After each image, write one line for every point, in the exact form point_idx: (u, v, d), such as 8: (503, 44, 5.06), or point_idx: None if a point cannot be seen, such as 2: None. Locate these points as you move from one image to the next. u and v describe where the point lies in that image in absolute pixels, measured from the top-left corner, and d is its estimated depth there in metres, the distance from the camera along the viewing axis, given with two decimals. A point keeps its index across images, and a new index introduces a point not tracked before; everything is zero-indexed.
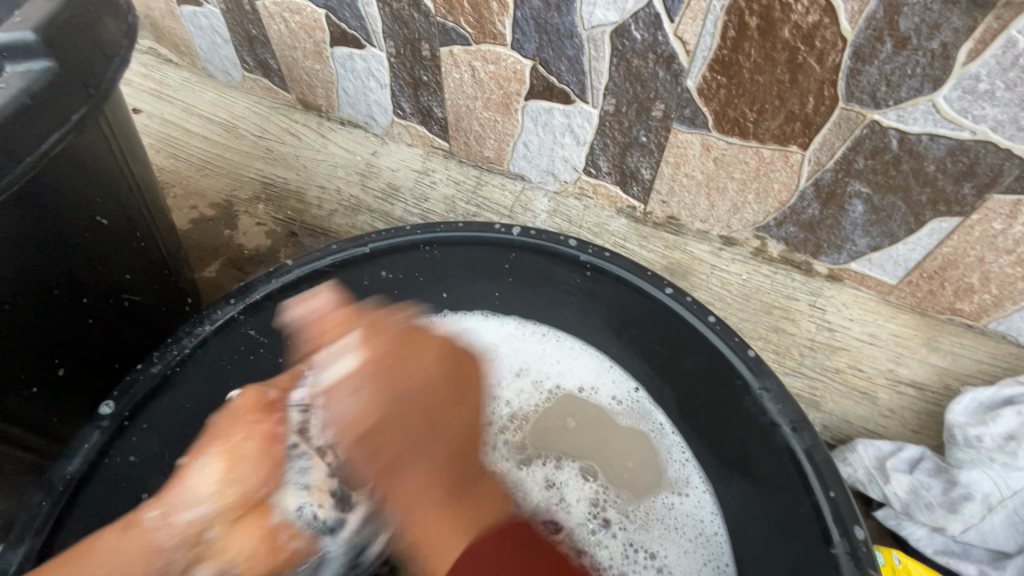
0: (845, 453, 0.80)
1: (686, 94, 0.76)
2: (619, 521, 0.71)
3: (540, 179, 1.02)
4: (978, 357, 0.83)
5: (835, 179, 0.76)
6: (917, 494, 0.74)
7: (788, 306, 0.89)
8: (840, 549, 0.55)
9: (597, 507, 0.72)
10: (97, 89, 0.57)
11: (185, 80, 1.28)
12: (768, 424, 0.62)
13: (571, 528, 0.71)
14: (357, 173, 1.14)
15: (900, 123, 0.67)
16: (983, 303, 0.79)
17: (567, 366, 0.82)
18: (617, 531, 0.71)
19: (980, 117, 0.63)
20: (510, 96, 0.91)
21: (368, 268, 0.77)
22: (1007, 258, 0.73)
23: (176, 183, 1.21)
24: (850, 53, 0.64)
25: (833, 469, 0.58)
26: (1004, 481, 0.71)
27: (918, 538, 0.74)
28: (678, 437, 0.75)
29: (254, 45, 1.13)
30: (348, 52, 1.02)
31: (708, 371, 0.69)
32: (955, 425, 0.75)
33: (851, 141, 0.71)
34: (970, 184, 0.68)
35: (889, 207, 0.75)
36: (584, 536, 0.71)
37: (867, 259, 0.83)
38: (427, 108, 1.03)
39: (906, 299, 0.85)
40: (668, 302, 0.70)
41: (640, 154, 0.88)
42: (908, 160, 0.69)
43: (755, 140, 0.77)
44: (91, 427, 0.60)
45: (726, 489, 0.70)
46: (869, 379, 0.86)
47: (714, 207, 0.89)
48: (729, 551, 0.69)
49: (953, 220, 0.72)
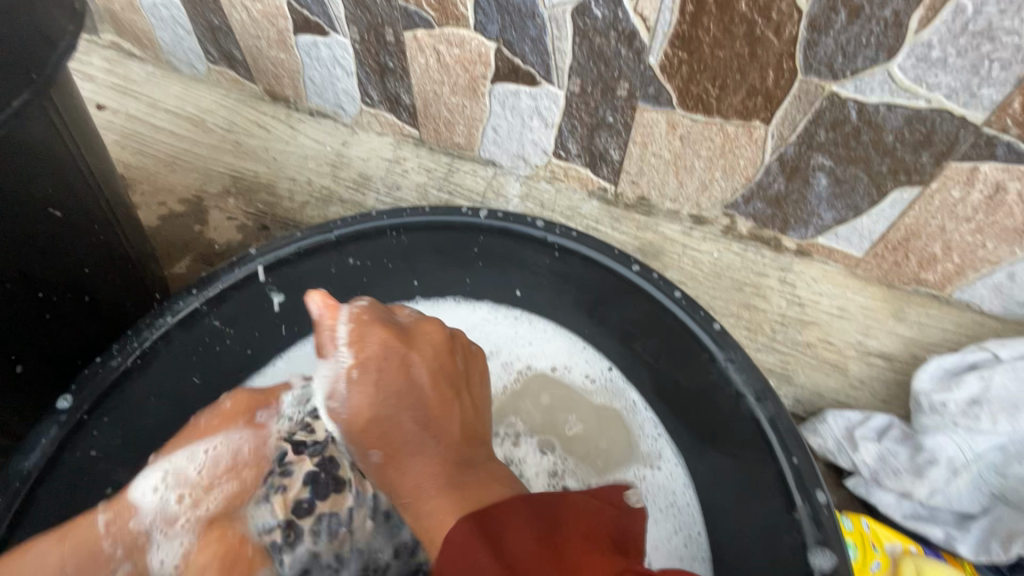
0: (815, 424, 0.80)
1: (649, 71, 0.76)
2: (581, 490, 0.73)
3: (511, 163, 1.01)
4: (944, 326, 0.84)
5: (798, 153, 0.76)
6: (886, 462, 0.75)
7: (759, 283, 0.90)
8: (803, 513, 0.56)
9: (558, 478, 0.74)
10: (40, 75, 0.56)
11: (149, 74, 1.25)
12: (734, 396, 0.63)
13: None
14: (327, 163, 1.13)
15: (858, 94, 0.67)
16: (946, 273, 0.81)
17: (540, 348, 0.82)
18: None
19: (934, 85, 0.63)
20: (476, 80, 0.90)
21: (334, 255, 0.76)
22: (967, 226, 0.74)
23: (145, 179, 1.17)
24: (806, 24, 0.64)
25: (797, 437, 0.59)
26: (968, 444, 0.72)
27: (887, 504, 0.75)
28: (652, 413, 0.76)
29: (217, 35, 1.11)
30: (312, 40, 1.00)
31: (677, 347, 0.69)
32: (921, 392, 0.76)
33: (811, 114, 0.71)
34: (928, 152, 0.69)
35: (852, 179, 0.76)
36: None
37: (834, 233, 0.84)
38: (394, 94, 1.02)
39: (873, 272, 0.86)
40: (635, 280, 0.70)
41: (608, 134, 0.87)
42: (868, 131, 0.70)
43: (719, 116, 0.77)
44: (48, 422, 0.59)
45: (697, 461, 0.71)
46: (839, 352, 0.87)
47: (683, 186, 0.89)
48: (701, 520, 0.70)
49: (913, 190, 0.73)
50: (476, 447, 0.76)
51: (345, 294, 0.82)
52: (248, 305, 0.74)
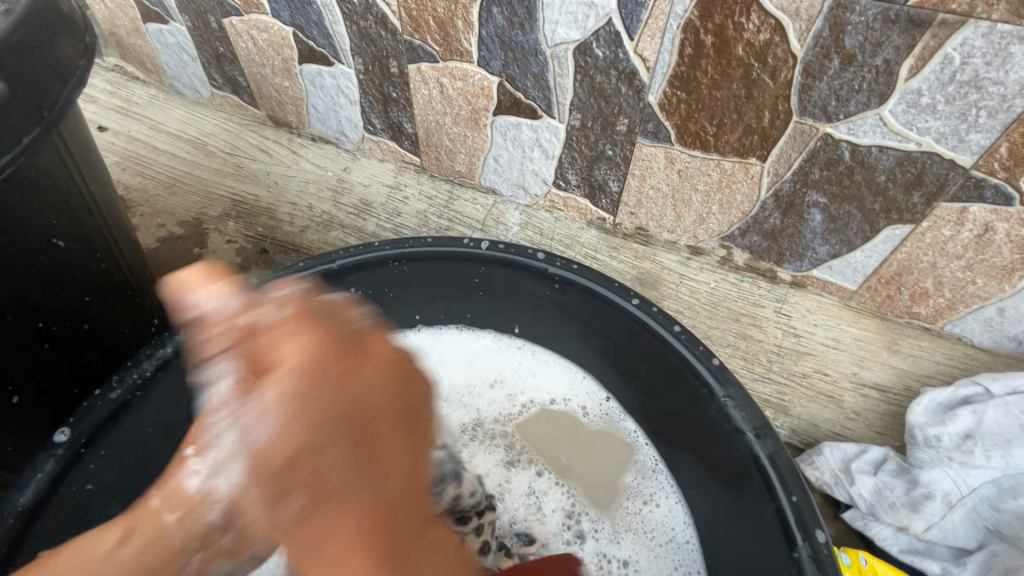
0: (812, 456, 0.82)
1: (648, 108, 0.78)
2: (593, 531, 0.72)
3: (511, 192, 1.03)
4: (936, 359, 0.85)
5: (793, 190, 0.78)
6: (882, 495, 0.76)
7: (755, 314, 0.91)
8: (803, 552, 0.56)
9: (572, 519, 0.73)
10: (50, 112, 0.57)
11: (152, 98, 1.27)
12: (733, 431, 0.64)
13: (544, 538, 0.72)
14: (328, 188, 1.14)
15: (851, 136, 0.69)
16: (938, 307, 0.82)
17: (541, 379, 0.83)
18: (590, 542, 0.72)
19: (924, 130, 0.65)
20: (478, 112, 0.92)
21: (335, 284, 0.76)
22: (957, 263, 0.76)
23: (144, 201, 1.17)
24: (800, 69, 0.66)
25: (795, 474, 0.59)
26: (962, 479, 0.73)
27: (883, 538, 0.76)
28: (652, 450, 0.76)
29: (222, 62, 1.12)
30: (316, 69, 1.02)
31: (676, 378, 0.70)
32: (916, 425, 0.78)
33: (806, 153, 0.73)
34: (919, 193, 0.71)
35: (845, 216, 0.78)
36: (558, 547, 0.71)
37: (828, 266, 0.86)
38: (397, 123, 1.03)
39: (866, 304, 0.88)
40: (635, 313, 0.71)
41: (607, 167, 0.89)
42: (861, 170, 0.72)
43: (716, 153, 0.79)
44: (45, 456, 0.59)
45: (696, 497, 0.71)
46: (835, 383, 0.88)
47: (681, 218, 0.91)
48: (699, 556, 0.70)
49: (905, 228, 0.75)
50: (484, 456, 0.78)
51: None
52: None
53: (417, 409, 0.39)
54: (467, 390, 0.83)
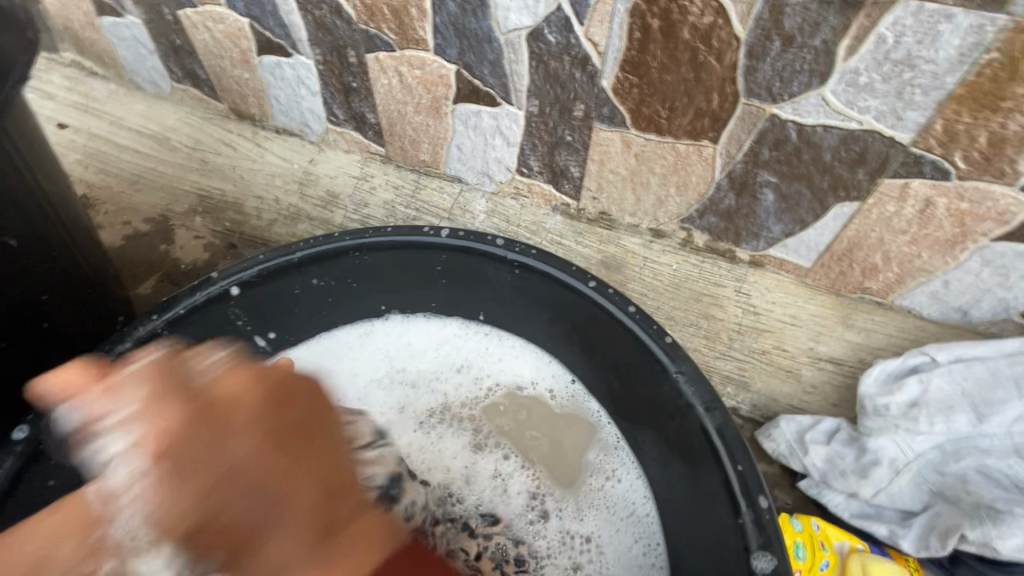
0: (768, 429, 0.84)
1: (602, 93, 0.79)
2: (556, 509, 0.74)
3: (477, 180, 1.04)
4: (888, 331, 0.88)
5: (745, 170, 0.80)
6: (833, 463, 0.79)
7: (715, 293, 0.93)
8: (748, 518, 0.59)
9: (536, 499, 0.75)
10: None
11: (112, 93, 1.24)
12: (685, 405, 0.66)
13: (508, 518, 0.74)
14: (295, 181, 1.13)
15: (796, 116, 0.71)
16: (888, 281, 0.85)
17: (508, 364, 0.84)
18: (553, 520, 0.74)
19: (864, 108, 0.67)
20: (438, 100, 0.92)
21: (298, 275, 0.77)
22: (903, 238, 0.78)
23: (108, 199, 1.15)
24: (745, 51, 0.67)
25: (742, 445, 0.61)
26: (908, 445, 0.76)
27: (836, 504, 0.78)
28: (614, 429, 0.78)
29: (181, 54, 1.11)
30: (275, 61, 1.01)
31: (632, 358, 0.72)
32: (866, 395, 0.80)
33: (756, 134, 0.75)
34: (863, 170, 0.73)
35: (796, 194, 0.80)
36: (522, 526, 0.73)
37: (783, 244, 0.88)
38: (359, 114, 1.03)
39: (821, 281, 0.90)
40: (592, 295, 0.72)
41: (567, 152, 0.90)
42: (808, 150, 0.74)
43: (670, 136, 0.80)
44: (5, 453, 0.60)
45: (656, 472, 0.73)
46: (793, 358, 0.91)
47: (641, 202, 0.93)
48: (659, 530, 0.72)
49: (852, 205, 0.77)
50: (452, 438, 0.80)
51: (310, 314, 0.83)
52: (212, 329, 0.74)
53: (306, 427, 0.41)
54: (434, 377, 0.85)
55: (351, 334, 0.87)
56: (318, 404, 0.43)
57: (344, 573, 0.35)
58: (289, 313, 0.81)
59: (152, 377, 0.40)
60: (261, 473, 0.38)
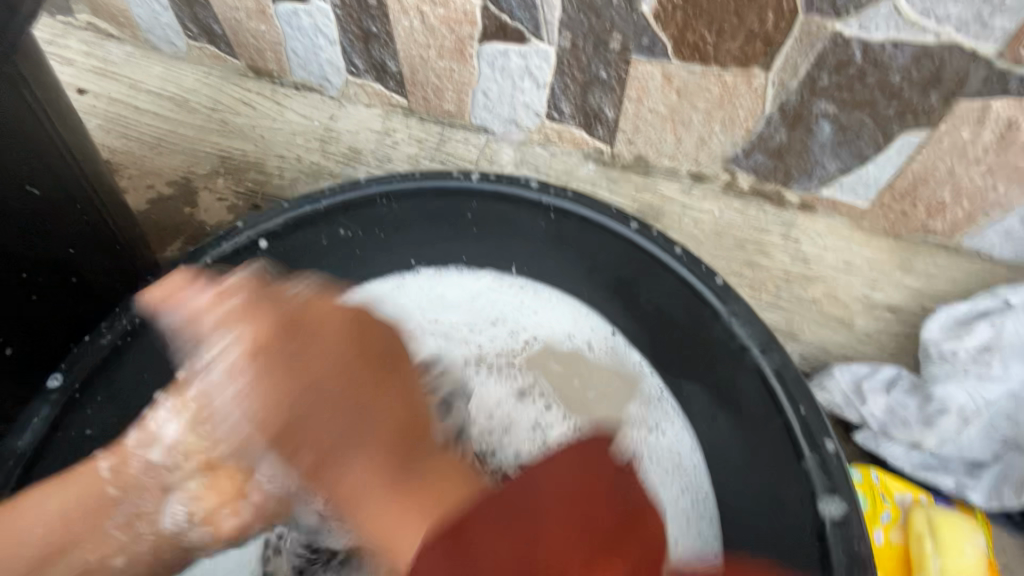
0: (823, 379, 0.79)
1: (642, 20, 0.73)
2: None
3: (504, 129, 0.99)
4: (952, 276, 0.82)
5: (799, 101, 0.73)
6: (895, 414, 0.74)
7: (761, 240, 0.88)
8: (811, 462, 0.60)
9: None
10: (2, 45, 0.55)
11: (128, 55, 1.22)
12: (738, 348, 0.65)
13: None
14: (316, 138, 1.10)
15: (862, 32, 0.64)
16: (955, 220, 0.78)
17: (544, 314, 0.78)
18: None
19: (942, 18, 0.60)
20: (463, 41, 0.87)
21: (325, 225, 0.74)
22: (977, 169, 0.72)
23: (131, 163, 1.14)
24: None
25: (802, 387, 0.62)
26: (978, 392, 0.71)
27: (897, 456, 0.74)
28: (660, 381, 0.72)
29: (195, 8, 1.07)
30: (292, 8, 0.96)
31: (675, 302, 0.69)
32: (931, 341, 0.75)
33: (814, 57, 0.68)
34: (936, 92, 0.66)
35: (856, 125, 0.73)
36: None
37: (838, 184, 0.81)
38: (380, 62, 0.99)
39: (878, 223, 0.84)
40: (634, 237, 0.70)
41: (601, 91, 0.84)
42: (872, 72, 0.67)
43: (716, 65, 0.74)
44: (40, 402, 0.60)
45: (706, 425, 0.68)
46: (846, 307, 0.85)
47: (681, 142, 0.86)
48: (710, 483, 0.66)
49: (920, 133, 0.71)
50: (489, 388, 0.76)
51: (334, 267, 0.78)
52: None
53: (390, 358, 0.65)
54: (467, 328, 0.78)
55: (383, 286, 0.79)
56: (401, 375, 0.65)
57: (435, 504, 0.58)
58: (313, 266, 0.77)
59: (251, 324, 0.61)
60: (352, 433, 0.60)
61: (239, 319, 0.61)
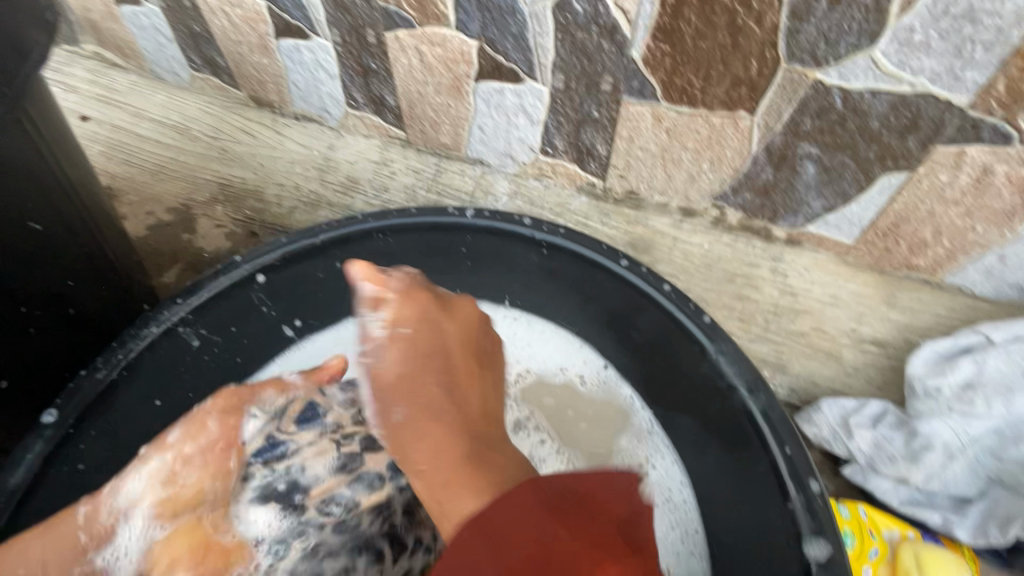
0: (810, 413, 0.80)
1: (632, 65, 0.76)
2: None
3: (499, 162, 1.01)
4: (936, 311, 0.84)
5: (784, 142, 0.76)
6: (881, 448, 0.75)
7: (750, 273, 0.90)
8: (798, 502, 0.58)
9: None
10: (10, 88, 0.57)
11: (133, 84, 1.24)
12: (725, 387, 0.65)
13: None
14: (315, 168, 1.12)
15: (842, 81, 0.67)
16: (937, 257, 0.81)
17: (537, 349, 0.79)
18: None
19: (918, 70, 0.63)
20: (460, 79, 0.90)
21: (320, 259, 0.75)
22: (956, 210, 0.74)
23: (132, 190, 1.16)
24: (787, 13, 0.63)
25: (789, 427, 0.61)
26: (963, 429, 0.73)
27: (884, 491, 0.76)
28: (649, 414, 0.73)
29: (199, 42, 1.10)
30: (294, 44, 0.99)
31: (665, 338, 0.70)
32: (915, 377, 0.76)
33: (796, 102, 0.71)
34: (914, 138, 0.69)
35: (839, 166, 0.76)
36: None
37: (823, 221, 0.84)
38: (379, 96, 1.01)
39: (863, 258, 0.86)
40: (624, 274, 0.71)
41: (594, 129, 0.87)
42: (853, 118, 0.70)
43: (703, 108, 0.77)
44: (32, 436, 0.59)
45: (695, 459, 0.68)
46: (833, 340, 0.87)
47: (671, 178, 0.89)
48: (698, 519, 0.66)
49: (901, 175, 0.73)
50: None
51: (329, 298, 0.80)
52: (232, 315, 0.73)
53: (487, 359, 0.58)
54: None
55: None
56: (498, 370, 0.58)
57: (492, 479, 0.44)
58: (310, 298, 0.79)
59: (405, 348, 0.54)
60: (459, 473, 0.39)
61: (399, 307, 0.57)
